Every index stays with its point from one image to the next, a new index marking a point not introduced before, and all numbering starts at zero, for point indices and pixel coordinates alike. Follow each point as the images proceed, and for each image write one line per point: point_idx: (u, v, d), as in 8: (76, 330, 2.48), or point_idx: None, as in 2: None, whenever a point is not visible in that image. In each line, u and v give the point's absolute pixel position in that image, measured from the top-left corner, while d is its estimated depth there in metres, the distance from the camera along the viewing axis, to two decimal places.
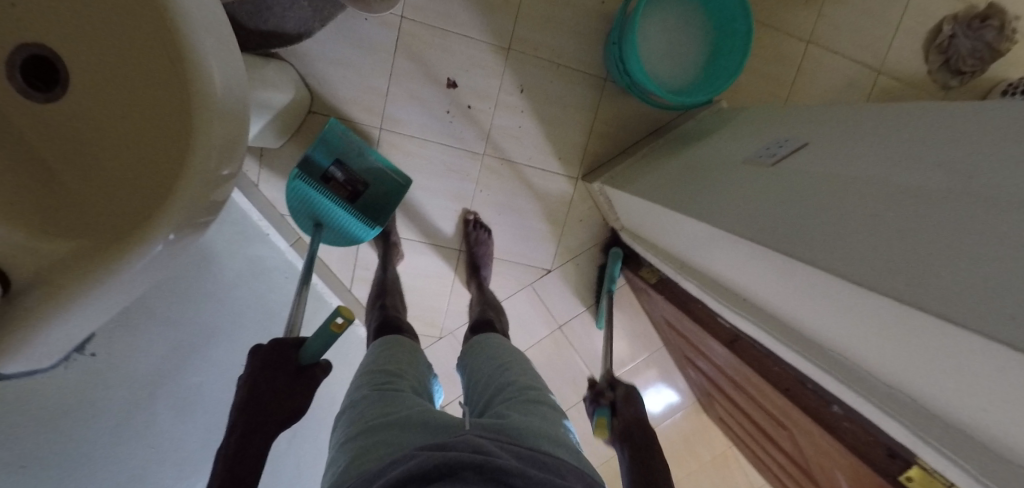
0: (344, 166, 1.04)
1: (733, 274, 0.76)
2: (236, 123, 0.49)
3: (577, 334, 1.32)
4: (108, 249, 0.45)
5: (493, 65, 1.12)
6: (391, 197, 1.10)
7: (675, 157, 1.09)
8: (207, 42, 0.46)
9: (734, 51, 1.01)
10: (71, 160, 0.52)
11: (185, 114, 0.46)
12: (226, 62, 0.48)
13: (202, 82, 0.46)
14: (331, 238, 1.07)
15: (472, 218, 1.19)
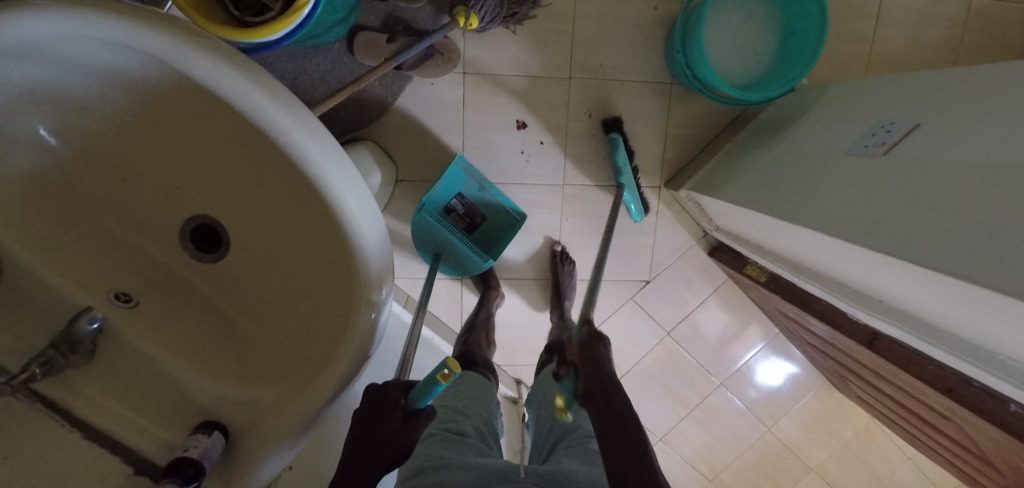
0: (465, 199, 1.10)
1: (862, 279, 0.74)
2: (381, 251, 0.52)
3: (688, 338, 1.30)
4: (306, 389, 0.52)
5: (558, 97, 1.13)
6: (505, 232, 1.14)
7: (766, 148, 1.01)
8: (343, 190, 0.48)
9: (810, 27, 0.93)
10: (246, 305, 0.57)
11: (343, 261, 0.50)
12: (361, 198, 0.50)
13: (349, 231, 0.49)
14: (447, 265, 1.12)
15: (560, 250, 1.20)
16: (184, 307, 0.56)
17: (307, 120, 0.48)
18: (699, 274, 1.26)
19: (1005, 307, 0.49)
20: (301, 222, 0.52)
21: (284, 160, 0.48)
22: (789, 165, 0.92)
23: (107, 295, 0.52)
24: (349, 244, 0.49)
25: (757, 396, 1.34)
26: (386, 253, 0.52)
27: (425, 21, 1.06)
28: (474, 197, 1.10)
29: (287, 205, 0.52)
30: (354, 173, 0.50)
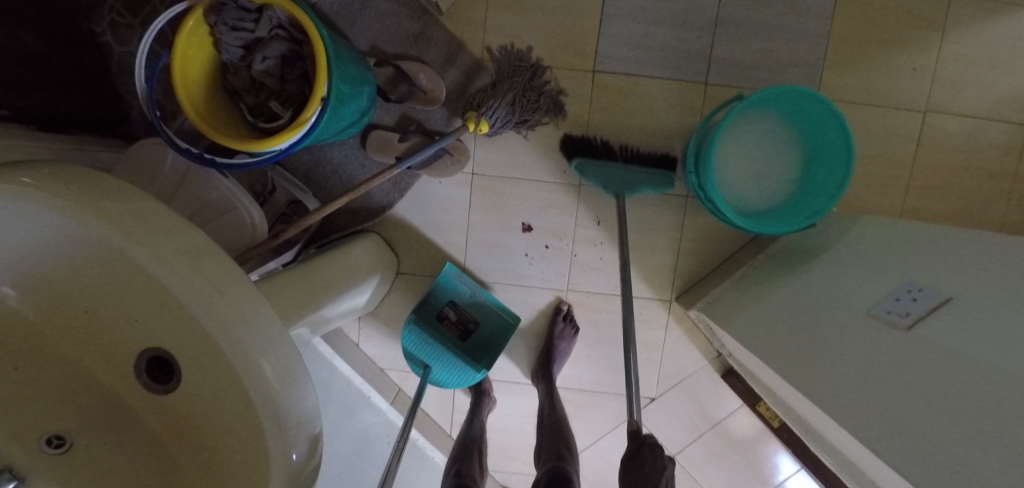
0: (458, 307, 1.08)
1: (874, 473, 0.63)
2: (298, 407, 0.54)
3: (694, 462, 1.18)
4: None
5: (566, 203, 1.10)
6: (497, 337, 1.09)
7: (782, 280, 0.93)
8: (259, 355, 0.51)
9: (834, 158, 0.87)
10: (187, 442, 0.57)
11: (253, 425, 0.52)
12: (276, 362, 0.53)
13: (259, 395, 0.51)
14: (437, 379, 1.05)
15: (564, 309, 1.12)
16: (122, 441, 0.55)
17: (241, 289, 0.53)
18: (709, 397, 1.16)
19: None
20: (223, 381, 0.52)
21: (202, 329, 0.50)
22: (804, 310, 0.83)
23: (39, 438, 0.50)
24: (262, 406, 0.51)
25: None
26: (304, 410, 0.54)
27: (437, 123, 1.08)
28: (467, 303, 1.08)
29: (212, 362, 0.52)
30: (277, 333, 0.54)
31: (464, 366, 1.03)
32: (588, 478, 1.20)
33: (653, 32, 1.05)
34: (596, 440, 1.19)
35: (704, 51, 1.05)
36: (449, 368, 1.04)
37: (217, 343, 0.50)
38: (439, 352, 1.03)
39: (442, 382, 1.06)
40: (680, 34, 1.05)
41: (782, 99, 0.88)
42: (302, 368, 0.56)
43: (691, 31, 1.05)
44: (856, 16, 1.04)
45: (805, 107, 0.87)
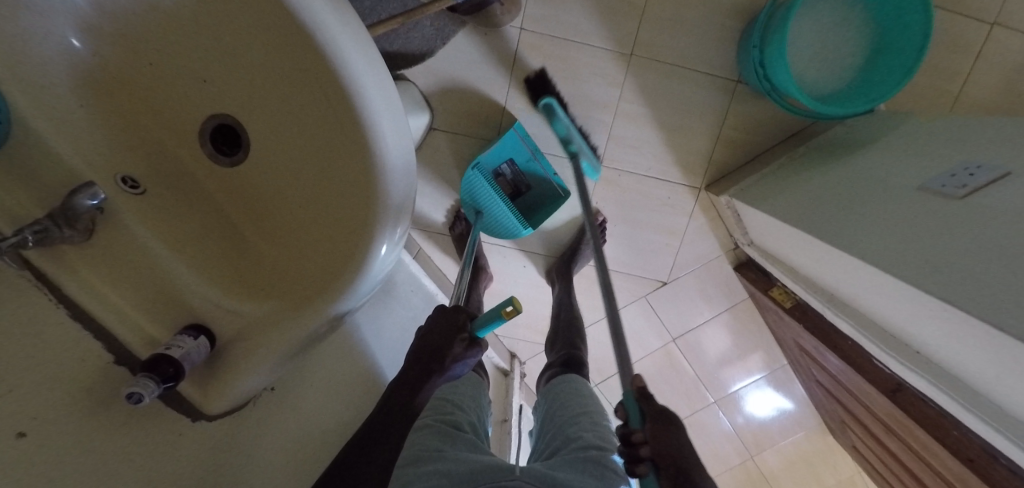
0: (515, 166, 1.07)
1: (905, 323, 0.69)
2: (404, 179, 0.51)
3: (695, 349, 1.25)
4: (296, 315, 0.51)
5: (615, 73, 1.06)
6: (543, 206, 1.12)
7: (823, 169, 0.94)
8: (383, 118, 0.49)
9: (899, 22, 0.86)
10: (257, 218, 0.56)
11: (362, 195, 0.49)
12: (395, 125, 0.50)
13: (379, 162, 0.49)
14: (485, 225, 1.14)
15: (602, 220, 1.14)
16: (191, 205, 0.54)
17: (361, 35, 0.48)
18: (718, 286, 1.20)
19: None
20: (334, 143, 0.50)
21: (332, 77, 0.47)
22: (845, 193, 0.85)
23: (115, 176, 0.49)
24: (374, 163, 0.48)
25: (743, 422, 1.30)
26: (409, 184, 0.51)
27: None
28: (523, 165, 1.07)
29: (316, 121, 0.50)
30: (397, 108, 0.51)
31: (512, 222, 1.10)
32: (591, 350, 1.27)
33: None
34: (605, 317, 1.25)
35: None
36: (498, 219, 1.10)
37: (346, 88, 0.47)
38: (494, 205, 1.08)
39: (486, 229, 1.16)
40: None
41: None
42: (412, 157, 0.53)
43: None
44: None
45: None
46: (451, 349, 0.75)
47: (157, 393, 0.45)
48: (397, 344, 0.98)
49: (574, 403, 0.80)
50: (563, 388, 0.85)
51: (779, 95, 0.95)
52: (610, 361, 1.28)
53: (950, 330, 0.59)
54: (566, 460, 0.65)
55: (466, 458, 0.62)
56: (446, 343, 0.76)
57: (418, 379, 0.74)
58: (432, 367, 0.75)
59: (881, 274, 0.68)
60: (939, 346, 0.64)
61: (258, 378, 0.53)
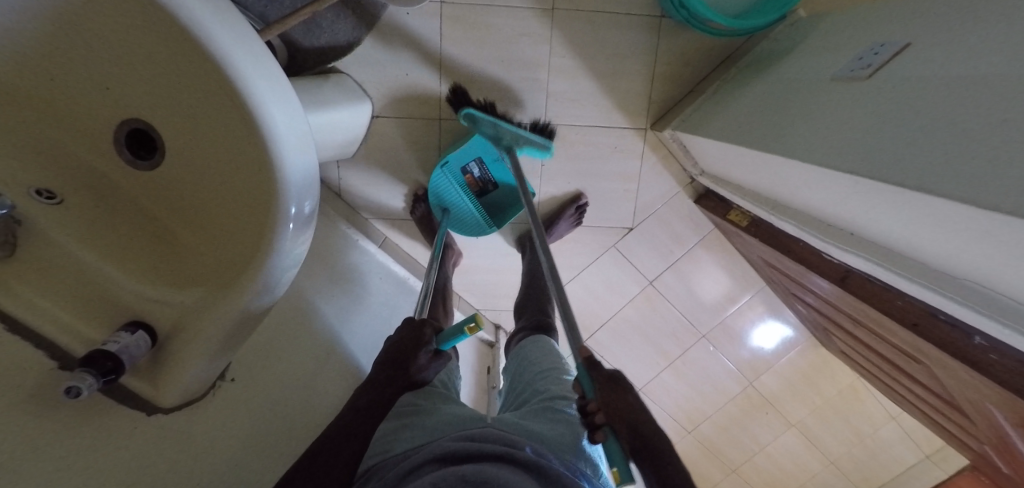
0: (484, 166, 1.08)
1: (841, 210, 0.70)
2: (304, 154, 0.52)
3: (671, 289, 1.27)
4: (222, 301, 0.52)
5: (538, 30, 1.06)
6: (507, 204, 1.14)
7: (755, 84, 0.95)
8: (271, 102, 0.49)
9: None
10: (186, 216, 0.58)
11: (263, 176, 0.50)
12: (285, 105, 0.51)
13: (273, 140, 0.49)
14: (453, 225, 1.17)
15: (580, 201, 1.16)
16: (118, 212, 0.56)
17: (242, 25, 0.49)
18: (682, 222, 1.21)
19: (952, 219, 0.47)
20: (231, 130, 0.51)
21: (215, 67, 0.47)
22: (774, 101, 0.86)
23: (26, 190, 0.49)
24: (267, 146, 0.49)
25: (737, 357, 1.31)
26: (308, 161, 0.53)
27: None
28: (491, 165, 1.08)
29: (212, 110, 0.50)
30: (290, 95, 0.52)
31: (478, 219, 1.15)
32: (572, 309, 1.29)
33: None
34: (579, 272, 1.26)
35: None
36: (463, 218, 1.14)
37: (227, 72, 0.47)
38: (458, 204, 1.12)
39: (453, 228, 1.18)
40: None
41: None
42: (309, 133, 0.54)
43: None
44: None
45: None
46: (412, 362, 0.69)
47: (98, 386, 0.46)
48: (370, 327, 1.00)
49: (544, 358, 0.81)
50: (532, 346, 0.86)
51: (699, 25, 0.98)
52: (591, 316, 1.30)
53: (869, 200, 0.61)
54: (532, 410, 0.66)
55: (439, 412, 0.65)
56: (408, 353, 0.70)
57: (384, 385, 0.68)
58: (395, 375, 0.68)
59: (808, 165, 0.69)
60: (869, 222, 0.65)
61: (201, 365, 0.54)
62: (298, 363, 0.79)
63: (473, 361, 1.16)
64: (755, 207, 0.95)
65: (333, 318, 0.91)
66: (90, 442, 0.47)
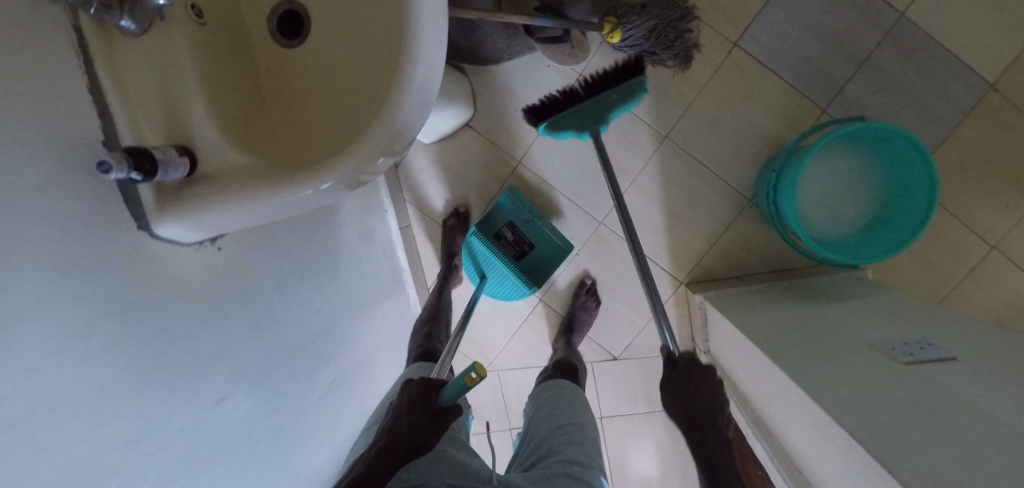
0: (516, 228, 1.10)
1: (818, 462, 0.69)
2: (413, 119, 0.54)
3: (617, 435, 1.23)
4: (277, 179, 0.53)
5: (643, 147, 1.15)
6: (546, 261, 1.13)
7: (797, 307, 0.98)
8: (421, 63, 0.52)
9: (898, 202, 0.98)
10: (282, 96, 0.64)
11: (370, 112, 0.54)
12: (428, 71, 0.53)
13: (408, 78, 0.51)
14: (490, 290, 1.16)
15: (589, 283, 1.16)
16: (237, 59, 0.61)
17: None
18: (663, 381, 1.19)
19: None
20: (377, 53, 0.56)
21: (397, 10, 0.52)
22: (806, 330, 0.88)
23: (189, 3, 0.55)
24: (390, 93, 0.52)
25: None
26: (410, 126, 0.54)
27: (576, 14, 1.10)
28: (523, 226, 1.11)
29: (368, 39, 0.56)
30: (436, 73, 0.55)
31: (520, 284, 1.11)
32: (521, 392, 1.27)
33: (808, 39, 1.08)
34: None
35: (837, 83, 1.09)
36: (503, 282, 1.11)
37: (401, 18, 0.51)
38: (496, 268, 1.10)
39: (501, 293, 1.16)
40: (827, 55, 1.08)
41: (880, 137, 0.95)
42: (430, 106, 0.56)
43: (837, 57, 1.07)
44: (985, 122, 1.05)
45: (884, 139, 0.95)
46: (419, 437, 0.58)
47: (123, 176, 0.46)
48: (349, 298, 0.92)
49: (561, 408, 0.82)
50: (551, 392, 0.86)
51: (782, 226, 1.03)
52: None
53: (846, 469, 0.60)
54: (547, 471, 0.65)
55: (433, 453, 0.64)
56: (414, 430, 0.59)
57: (382, 452, 0.56)
58: (397, 452, 0.57)
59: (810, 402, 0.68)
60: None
61: (220, 217, 0.55)
62: (286, 278, 0.76)
63: None
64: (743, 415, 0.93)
65: (319, 270, 0.85)
66: (84, 220, 0.47)
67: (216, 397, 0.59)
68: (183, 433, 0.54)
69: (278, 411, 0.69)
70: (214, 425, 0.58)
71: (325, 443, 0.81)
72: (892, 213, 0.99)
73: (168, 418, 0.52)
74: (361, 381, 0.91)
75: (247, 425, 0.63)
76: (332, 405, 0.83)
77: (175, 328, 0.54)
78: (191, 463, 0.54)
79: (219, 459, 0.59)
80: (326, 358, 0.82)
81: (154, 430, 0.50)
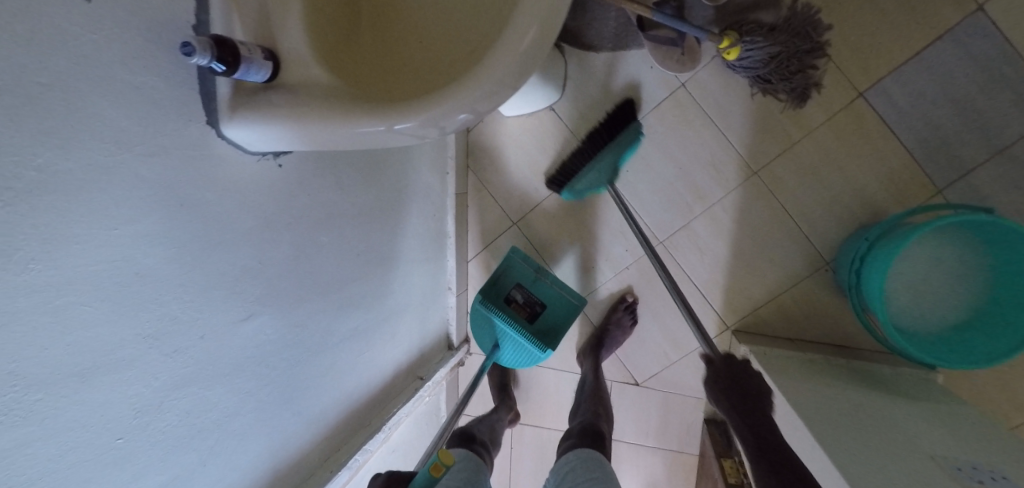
0: (525, 288, 1.06)
1: None
2: (517, 76, 0.50)
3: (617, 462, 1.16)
4: (363, 106, 0.50)
5: (728, 177, 1.06)
6: (562, 323, 1.06)
7: (856, 389, 0.88)
8: (539, 15, 0.47)
9: (1001, 313, 0.86)
10: (383, 25, 0.62)
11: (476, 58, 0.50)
12: (547, 25, 0.48)
13: (525, 29, 0.47)
14: (509, 359, 1.08)
15: (630, 300, 1.10)
16: None
17: None
18: (681, 423, 1.11)
19: None
20: None
21: None
22: (864, 418, 0.78)
23: None
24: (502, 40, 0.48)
25: None
26: (512, 81, 0.50)
27: (697, 18, 1.02)
28: (533, 286, 1.06)
29: None
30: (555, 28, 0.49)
31: (529, 346, 1.02)
32: (531, 390, 1.22)
33: (948, 105, 0.95)
34: (565, 371, 1.19)
35: (968, 162, 0.96)
36: (512, 344, 1.04)
37: None
38: (506, 330, 1.03)
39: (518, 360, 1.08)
40: (965, 128, 0.95)
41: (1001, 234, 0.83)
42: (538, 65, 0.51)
43: (976, 134, 0.95)
44: None
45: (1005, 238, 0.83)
46: None
47: (205, 64, 0.44)
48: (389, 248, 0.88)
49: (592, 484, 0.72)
50: (579, 463, 0.77)
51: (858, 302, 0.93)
52: (539, 409, 1.22)
53: None
54: None
55: None
56: None
57: None
58: None
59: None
60: None
61: (293, 132, 0.51)
62: (335, 212, 0.72)
63: (426, 342, 1.07)
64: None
65: (368, 213, 0.81)
66: (157, 99, 0.44)
67: (241, 314, 0.56)
68: (202, 341, 0.51)
69: (302, 344, 0.67)
70: (231, 342, 0.55)
71: (342, 391, 0.77)
72: (991, 323, 0.87)
73: (190, 322, 0.49)
74: (385, 338, 0.88)
75: (265, 350, 0.60)
76: (354, 353, 0.79)
77: (218, 233, 0.52)
78: (205, 372, 0.52)
79: (230, 376, 0.55)
80: (356, 305, 0.79)
81: (175, 330, 0.47)
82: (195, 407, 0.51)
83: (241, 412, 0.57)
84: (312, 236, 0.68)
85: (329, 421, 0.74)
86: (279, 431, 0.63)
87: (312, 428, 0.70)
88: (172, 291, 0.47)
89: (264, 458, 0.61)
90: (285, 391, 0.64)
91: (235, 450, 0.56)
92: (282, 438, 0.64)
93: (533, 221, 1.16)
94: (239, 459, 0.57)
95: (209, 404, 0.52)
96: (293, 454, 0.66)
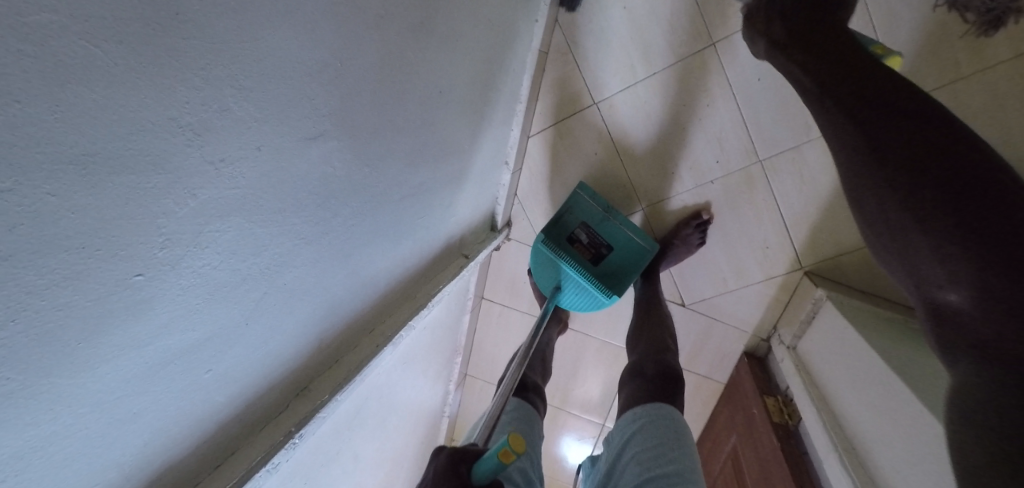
0: (590, 227, 1.00)
1: None
2: None
3: None
4: None
5: None
6: (628, 268, 1.00)
7: None
8: None
9: None
10: None
11: None
12: None
13: None
14: (568, 304, 1.02)
15: (703, 218, 0.98)
16: None
17: None
18: (715, 351, 1.09)
19: None
20: None
21: None
22: None
23: None
24: None
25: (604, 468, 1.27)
26: None
27: None
28: (598, 226, 1.00)
29: None
30: None
31: (594, 288, 0.96)
32: None
33: None
34: None
35: None
36: (573, 285, 0.98)
37: None
38: (570, 271, 0.96)
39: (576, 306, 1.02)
40: None
41: None
42: None
43: None
44: None
45: None
46: None
47: None
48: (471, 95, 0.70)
49: (653, 450, 0.69)
50: (644, 427, 0.73)
51: None
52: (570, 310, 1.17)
53: None
54: None
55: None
56: None
57: None
58: None
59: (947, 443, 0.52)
60: None
61: None
62: (430, 19, 0.52)
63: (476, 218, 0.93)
64: (810, 412, 0.78)
65: (464, 39, 0.62)
66: None
67: (311, 133, 0.39)
68: (255, 158, 0.34)
69: (374, 187, 0.52)
70: (296, 168, 0.39)
71: (398, 253, 0.64)
72: None
73: (238, 125, 0.31)
74: (444, 202, 0.73)
75: (335, 185, 0.45)
76: (414, 211, 0.64)
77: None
78: (261, 202, 0.36)
79: (288, 212, 0.40)
80: (427, 155, 0.62)
81: (216, 133, 0.30)
82: (240, 244, 0.36)
83: (295, 259, 0.43)
84: (402, 50, 0.49)
85: (380, 285, 0.62)
86: (331, 293, 0.51)
87: (365, 291, 0.58)
88: (232, 68, 0.29)
89: (315, 318, 0.50)
90: (317, 263, 0.47)
91: (281, 310, 0.43)
92: (331, 302, 0.51)
93: (619, 106, 0.99)
94: (288, 317, 0.45)
95: (259, 242, 0.38)
96: (343, 317, 0.55)
